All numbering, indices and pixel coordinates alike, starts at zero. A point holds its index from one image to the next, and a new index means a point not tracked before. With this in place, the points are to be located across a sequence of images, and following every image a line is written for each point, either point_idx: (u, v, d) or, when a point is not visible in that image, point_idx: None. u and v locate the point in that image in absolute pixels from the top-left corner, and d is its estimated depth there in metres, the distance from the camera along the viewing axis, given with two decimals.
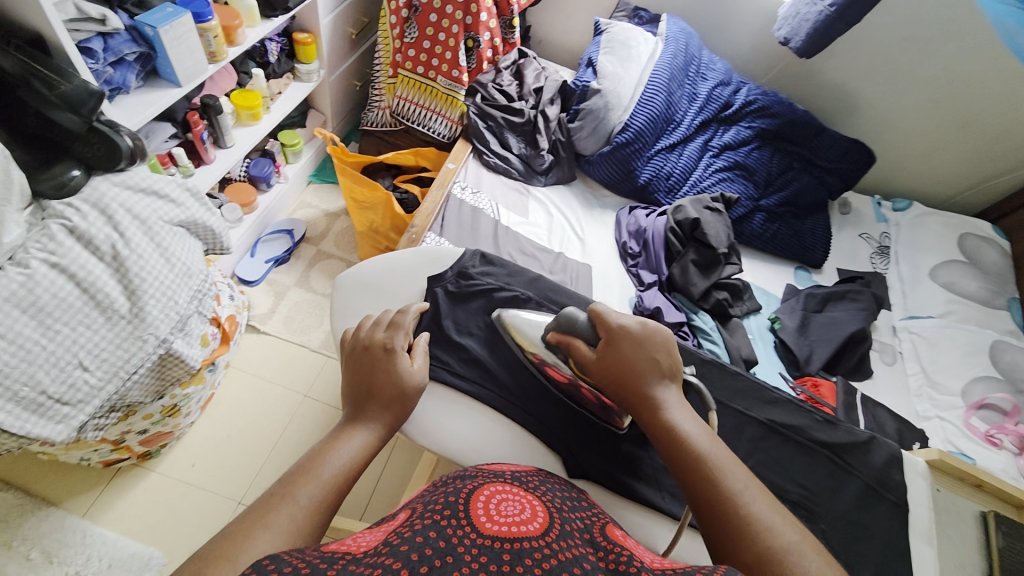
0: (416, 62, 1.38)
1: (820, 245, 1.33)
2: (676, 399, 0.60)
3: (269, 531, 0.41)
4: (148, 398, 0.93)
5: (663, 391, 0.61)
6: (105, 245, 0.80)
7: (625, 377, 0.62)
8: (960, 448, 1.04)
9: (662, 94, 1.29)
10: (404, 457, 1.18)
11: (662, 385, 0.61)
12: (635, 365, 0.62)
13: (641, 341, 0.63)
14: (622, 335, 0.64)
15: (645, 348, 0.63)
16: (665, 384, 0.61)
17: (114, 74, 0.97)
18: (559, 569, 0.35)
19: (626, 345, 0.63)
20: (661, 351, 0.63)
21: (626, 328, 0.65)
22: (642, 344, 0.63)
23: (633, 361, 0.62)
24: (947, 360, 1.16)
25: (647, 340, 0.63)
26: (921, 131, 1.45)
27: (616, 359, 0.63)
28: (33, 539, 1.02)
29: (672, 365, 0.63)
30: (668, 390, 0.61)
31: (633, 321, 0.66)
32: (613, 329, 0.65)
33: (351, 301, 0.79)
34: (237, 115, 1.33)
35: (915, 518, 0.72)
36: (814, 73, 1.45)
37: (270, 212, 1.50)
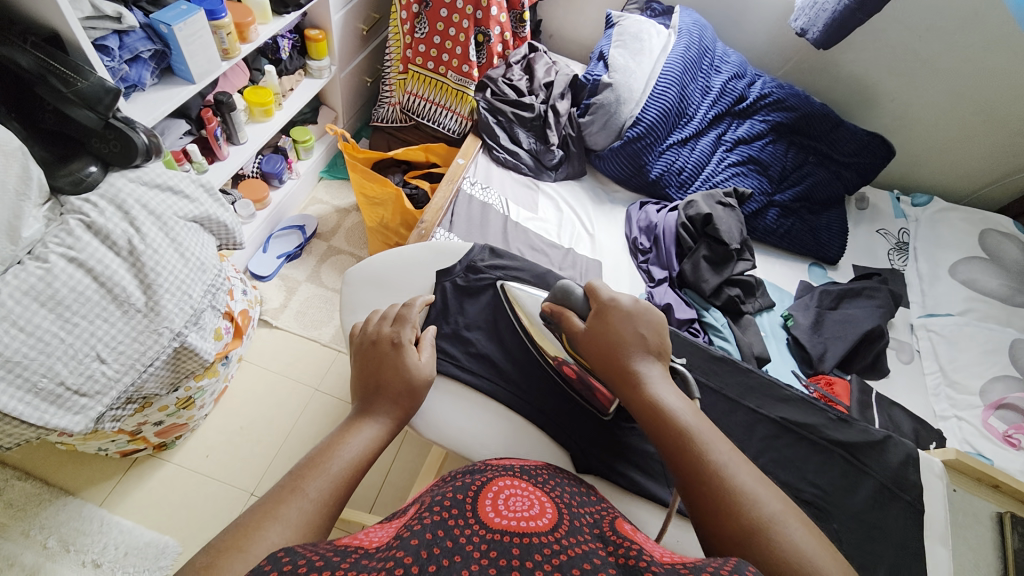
0: (427, 58, 1.38)
1: (836, 241, 1.30)
2: (660, 375, 0.59)
3: (279, 523, 0.42)
4: (164, 390, 0.95)
5: (648, 366, 0.60)
6: (122, 240, 0.81)
7: (610, 351, 0.61)
8: (978, 448, 1.02)
9: (675, 88, 1.27)
10: (413, 451, 1.19)
11: (647, 360, 0.60)
12: (620, 339, 0.61)
13: (630, 317, 0.63)
14: (611, 309, 0.64)
15: (632, 324, 0.62)
16: (650, 359, 0.61)
17: (129, 72, 0.99)
18: (569, 565, 0.35)
19: (612, 319, 0.63)
20: (648, 328, 0.62)
21: (617, 302, 0.64)
22: (630, 320, 0.63)
23: (619, 336, 0.62)
24: (967, 359, 1.13)
25: (636, 315, 0.63)
26: (942, 124, 1.41)
27: (603, 333, 0.62)
28: (52, 527, 1.04)
29: (659, 342, 0.62)
30: (654, 365, 0.60)
31: (626, 296, 0.65)
32: (604, 303, 0.65)
33: (361, 295, 0.80)
34: (250, 112, 1.35)
35: (931, 520, 0.71)
36: (832, 65, 1.42)
37: (282, 208, 1.52)
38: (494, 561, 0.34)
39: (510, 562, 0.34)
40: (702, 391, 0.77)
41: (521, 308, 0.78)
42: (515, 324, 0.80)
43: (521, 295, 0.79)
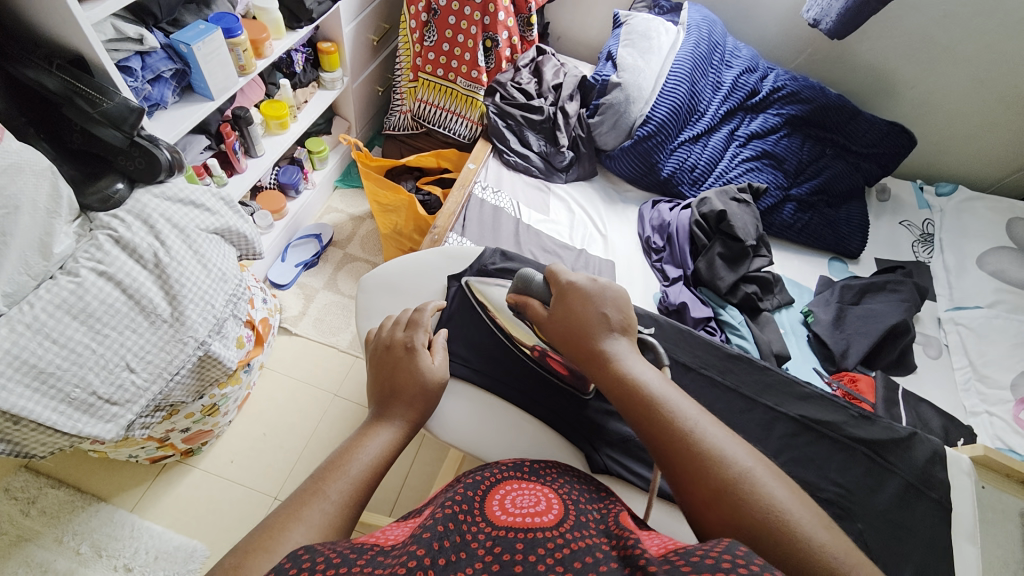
0: (436, 65, 1.40)
1: (857, 234, 1.27)
2: (626, 349, 0.59)
3: (302, 524, 0.43)
4: (190, 397, 0.98)
5: (613, 342, 0.60)
6: (148, 253, 0.84)
7: (574, 335, 0.62)
8: (1010, 444, 0.98)
9: (685, 85, 1.26)
10: (431, 454, 1.21)
11: (611, 337, 0.60)
12: (582, 320, 0.62)
13: (588, 297, 0.63)
14: (571, 292, 0.65)
15: (593, 303, 0.63)
16: (616, 336, 0.60)
17: (152, 91, 1.03)
18: (571, 558, 0.35)
19: (574, 300, 0.64)
20: (609, 307, 0.62)
21: (575, 284, 0.65)
22: (590, 300, 0.63)
23: (581, 317, 0.62)
24: (997, 352, 1.09)
25: (595, 296, 0.63)
26: (965, 112, 1.37)
27: (566, 316, 0.63)
28: (84, 533, 1.08)
29: (623, 318, 0.62)
30: (619, 341, 0.60)
31: (583, 277, 0.66)
32: (564, 286, 0.66)
33: (376, 301, 0.81)
34: (266, 125, 1.38)
35: (960, 519, 0.69)
36: (847, 55, 1.39)
37: (299, 217, 1.55)
38: (498, 558, 0.35)
39: (514, 558, 0.35)
40: (718, 390, 0.76)
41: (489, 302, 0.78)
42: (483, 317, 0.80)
43: (485, 286, 0.79)
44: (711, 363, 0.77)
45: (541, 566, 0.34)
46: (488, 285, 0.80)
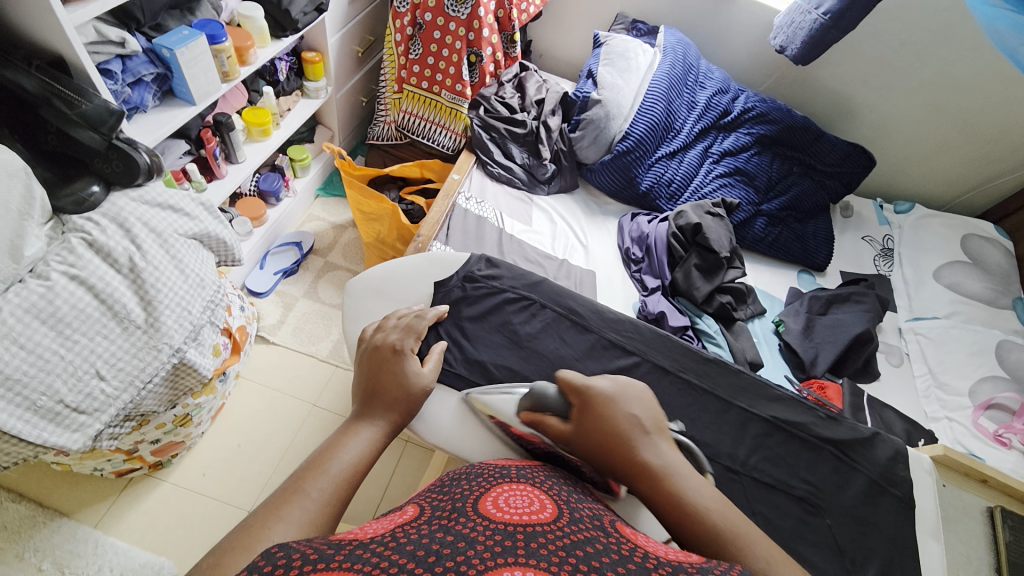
0: (421, 78, 1.42)
1: (823, 247, 1.34)
2: (668, 456, 0.56)
3: (284, 522, 0.43)
4: (162, 407, 0.95)
5: (654, 451, 0.56)
6: (122, 258, 0.83)
7: (612, 444, 0.56)
8: (970, 448, 1.04)
9: (662, 103, 1.32)
10: (412, 464, 1.19)
11: (652, 446, 0.56)
12: (618, 428, 0.57)
13: (615, 400, 0.60)
14: (597, 398, 0.60)
15: (622, 407, 0.59)
16: (654, 442, 0.57)
17: (132, 95, 1.01)
18: (572, 546, 0.36)
19: (603, 408, 0.59)
20: (638, 407, 0.60)
21: (595, 387, 0.61)
22: (617, 403, 0.60)
23: (614, 422, 0.58)
24: (954, 361, 1.16)
25: (621, 398, 0.60)
26: (919, 135, 1.46)
27: (598, 425, 0.58)
28: (46, 550, 1.03)
29: (653, 419, 0.60)
30: (659, 447, 0.57)
31: (601, 380, 0.63)
32: (585, 394, 0.61)
33: (361, 305, 0.81)
34: (248, 132, 1.37)
35: (920, 514, 0.73)
36: (811, 80, 1.48)
37: (279, 225, 1.54)
38: (499, 543, 0.35)
39: (516, 543, 0.35)
40: (695, 392, 0.78)
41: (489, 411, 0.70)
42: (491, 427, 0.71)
43: (487, 397, 0.71)
44: (688, 367, 0.79)
45: (543, 551, 0.34)
46: (492, 395, 0.71)
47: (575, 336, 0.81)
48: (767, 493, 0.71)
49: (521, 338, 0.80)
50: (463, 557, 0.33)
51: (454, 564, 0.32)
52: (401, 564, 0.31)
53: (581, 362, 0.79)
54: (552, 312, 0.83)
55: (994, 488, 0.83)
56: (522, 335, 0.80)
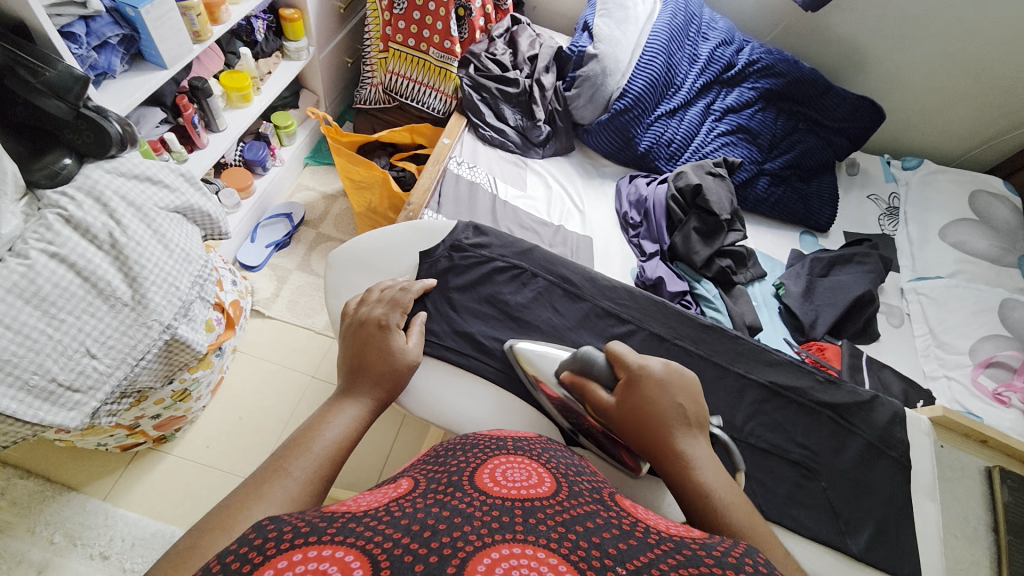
0: (407, 35, 1.33)
1: (827, 207, 1.30)
2: (701, 450, 0.55)
3: (265, 502, 0.42)
4: (158, 383, 0.94)
5: (691, 444, 0.55)
6: (103, 234, 0.80)
7: (651, 426, 0.56)
8: (967, 407, 1.05)
9: (662, 57, 1.25)
10: (413, 432, 1.21)
11: (687, 435, 0.56)
12: (659, 411, 0.57)
13: (664, 384, 0.59)
14: (644, 377, 0.59)
15: (668, 392, 0.58)
16: (691, 432, 0.56)
17: (99, 59, 0.95)
18: (571, 522, 0.33)
19: (649, 388, 0.58)
20: (684, 396, 0.59)
21: (648, 369, 0.60)
22: (665, 387, 0.59)
23: (659, 406, 0.57)
24: (956, 320, 1.14)
25: (670, 381, 0.59)
26: (932, 87, 1.39)
27: (641, 404, 0.57)
28: (57, 523, 1.05)
29: (697, 411, 0.59)
30: (696, 440, 0.56)
31: (655, 361, 0.61)
32: (634, 371, 0.60)
33: (346, 277, 0.79)
34: (227, 98, 1.31)
35: (914, 474, 0.74)
36: (821, 28, 1.39)
37: (268, 196, 1.49)
38: (497, 518, 0.32)
39: (514, 518, 0.32)
40: (692, 359, 0.76)
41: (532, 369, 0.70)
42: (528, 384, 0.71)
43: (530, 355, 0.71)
44: (686, 337, 0.78)
45: (543, 528, 0.32)
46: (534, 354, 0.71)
47: (568, 305, 0.80)
48: (762, 457, 0.71)
49: (513, 309, 0.78)
50: (460, 533, 0.30)
51: (452, 542, 0.29)
52: (394, 539, 0.29)
53: (573, 331, 0.78)
54: (547, 281, 0.81)
55: (995, 448, 0.85)
56: (513, 305, 0.79)
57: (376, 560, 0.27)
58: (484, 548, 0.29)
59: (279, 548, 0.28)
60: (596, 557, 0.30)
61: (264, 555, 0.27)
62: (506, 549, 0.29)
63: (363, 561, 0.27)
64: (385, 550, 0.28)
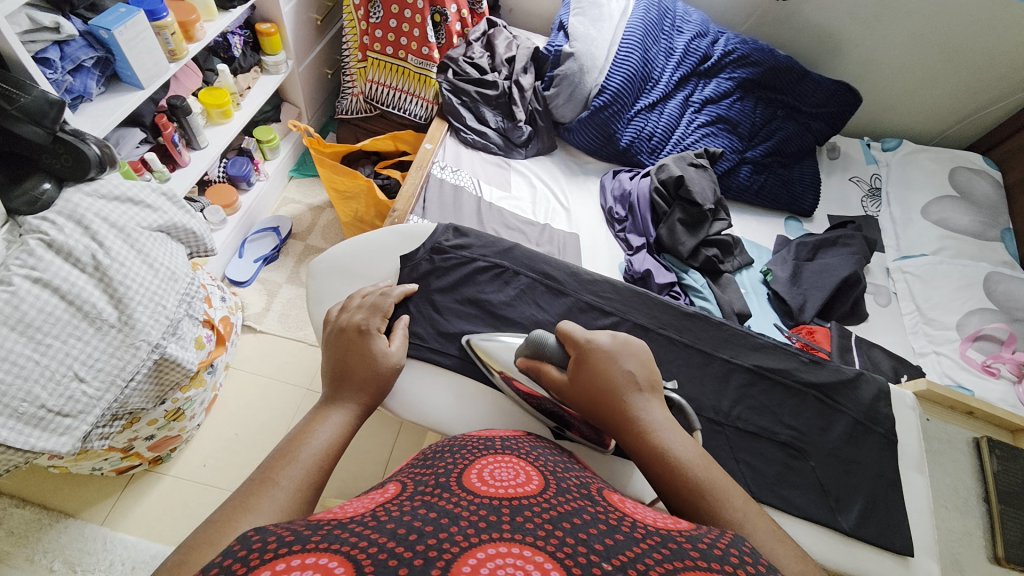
0: (385, 43, 1.34)
1: (810, 192, 1.31)
2: (656, 412, 0.56)
3: (252, 514, 0.42)
4: (151, 403, 0.94)
5: (644, 407, 0.56)
6: (85, 256, 0.80)
7: (603, 397, 0.57)
8: (958, 380, 1.06)
9: (638, 52, 1.26)
10: (411, 438, 1.21)
11: (640, 399, 0.57)
12: (609, 381, 0.57)
13: (612, 355, 0.59)
14: (591, 352, 0.59)
15: (617, 362, 0.58)
16: (644, 396, 0.57)
17: (74, 83, 0.95)
18: (558, 519, 0.33)
19: (597, 362, 0.58)
20: (634, 362, 0.59)
21: (594, 343, 0.60)
22: (614, 358, 0.59)
23: (608, 378, 0.57)
24: (941, 296, 1.16)
25: (618, 352, 0.60)
26: (906, 68, 1.41)
27: (591, 377, 0.58)
28: (56, 550, 1.04)
29: (649, 375, 0.59)
30: (649, 404, 0.57)
31: (601, 334, 0.62)
32: (582, 347, 0.60)
33: (327, 285, 0.79)
34: (208, 115, 1.31)
35: (903, 449, 0.75)
36: (794, 15, 1.41)
37: (254, 211, 1.49)
38: (484, 518, 0.32)
39: (500, 518, 0.32)
40: (677, 347, 0.77)
41: (490, 359, 0.70)
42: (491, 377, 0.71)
43: (487, 346, 0.71)
44: (671, 327, 0.78)
45: (529, 526, 0.32)
46: (490, 345, 0.71)
47: (551, 300, 0.80)
48: (751, 441, 0.71)
49: (497, 307, 0.79)
50: (446, 534, 0.30)
51: (437, 545, 0.29)
52: (379, 543, 0.29)
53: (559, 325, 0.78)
54: (531, 279, 0.82)
55: (983, 419, 0.86)
56: (496, 303, 0.79)
57: (360, 565, 0.27)
58: (470, 549, 0.29)
59: (262, 558, 0.28)
60: (582, 555, 0.30)
61: (247, 566, 0.27)
62: (492, 549, 0.29)
63: (348, 565, 0.27)
64: (370, 554, 0.28)
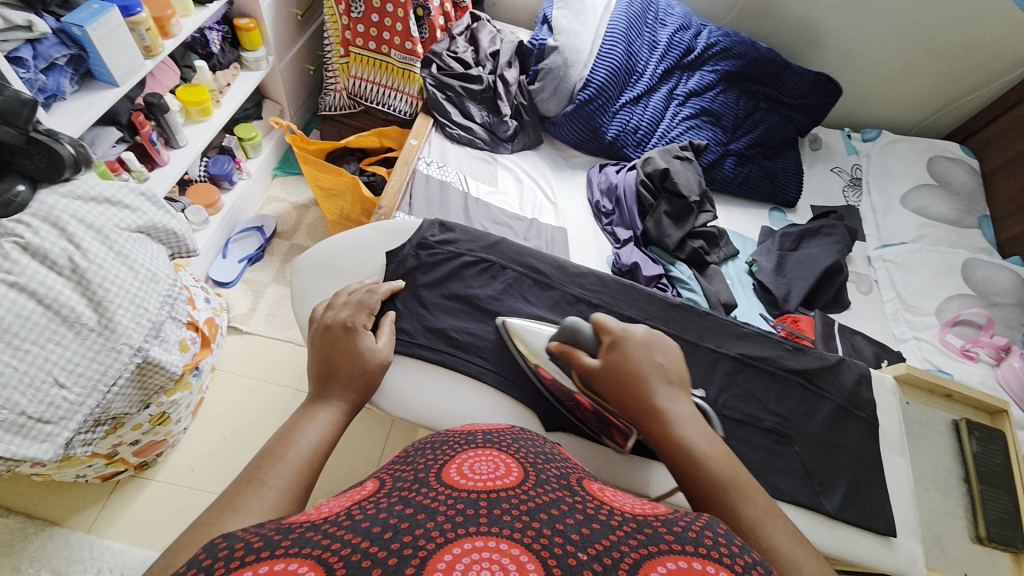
0: (367, 38, 1.31)
1: (792, 183, 1.33)
2: (683, 407, 0.57)
3: (240, 514, 0.42)
4: (134, 408, 0.92)
5: (672, 400, 0.57)
6: (62, 259, 0.78)
7: (634, 386, 0.58)
8: (937, 364, 1.09)
9: (622, 45, 1.26)
10: (402, 436, 1.21)
11: (668, 392, 0.58)
12: (641, 371, 0.59)
13: (645, 346, 0.61)
14: (626, 341, 0.61)
15: (650, 353, 0.60)
16: (672, 390, 0.58)
17: (47, 82, 0.92)
18: (535, 509, 0.33)
19: (631, 351, 0.60)
20: (664, 357, 0.61)
21: (629, 333, 0.62)
22: (647, 350, 0.61)
23: (641, 367, 0.59)
24: (921, 283, 1.19)
25: (651, 345, 0.62)
26: (884, 60, 1.44)
27: (624, 365, 0.59)
28: (42, 559, 1.02)
29: (678, 371, 0.61)
30: (677, 398, 0.58)
31: (636, 327, 0.64)
32: (618, 336, 0.62)
33: (312, 283, 0.78)
34: (186, 113, 1.28)
35: (884, 432, 0.77)
36: (774, 8, 1.42)
37: (237, 211, 1.47)
38: (461, 512, 0.32)
39: (478, 511, 0.32)
40: (664, 338, 0.78)
41: (523, 344, 0.72)
42: (519, 360, 0.73)
43: (523, 332, 0.72)
44: (657, 318, 0.79)
45: (506, 518, 0.32)
46: (525, 332, 0.72)
47: (538, 294, 0.80)
48: (737, 428, 0.72)
49: (484, 302, 0.79)
50: (421, 531, 0.30)
51: (412, 542, 0.29)
52: (351, 546, 0.28)
53: (546, 319, 0.78)
54: (519, 273, 0.82)
55: (961, 402, 0.88)
56: (483, 298, 0.79)
57: (331, 568, 0.26)
58: (445, 544, 0.29)
59: (230, 565, 0.27)
60: (557, 545, 0.30)
61: (214, 574, 0.27)
62: (468, 543, 0.29)
63: (319, 569, 0.26)
64: (341, 557, 0.27)
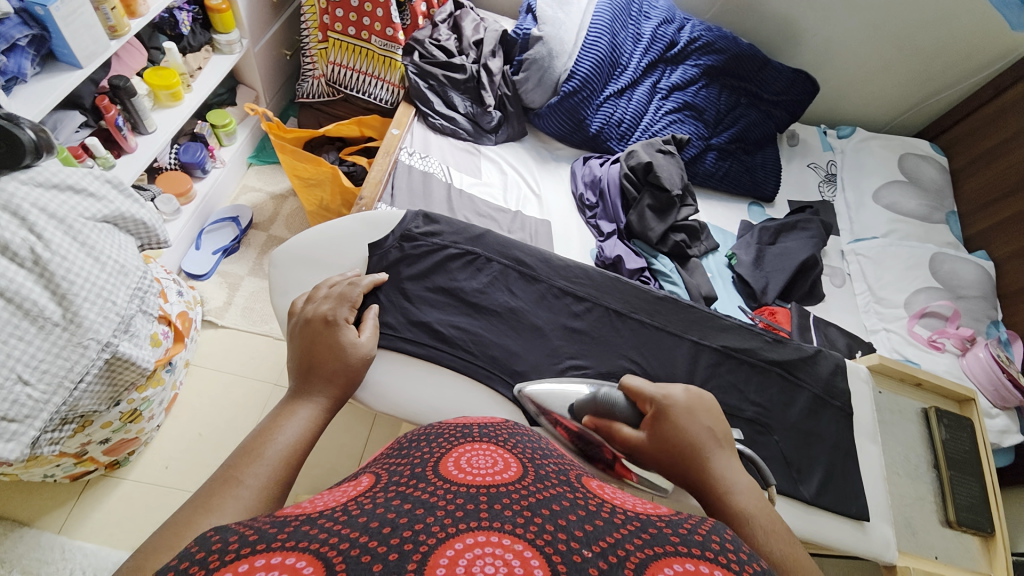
0: (347, 23, 1.28)
1: (771, 178, 1.36)
2: (737, 479, 0.52)
3: (215, 514, 0.40)
4: (103, 405, 0.89)
5: (723, 471, 0.53)
6: (24, 250, 0.74)
7: (681, 458, 0.54)
8: (906, 355, 1.13)
9: (607, 37, 1.25)
10: (385, 431, 1.20)
11: (717, 463, 0.53)
12: (688, 440, 0.55)
13: (690, 411, 0.57)
14: (667, 407, 0.58)
15: (694, 418, 0.57)
16: (721, 459, 0.54)
17: (7, 63, 0.86)
18: (537, 505, 0.33)
19: (673, 418, 0.57)
20: (710, 419, 0.57)
21: (671, 397, 0.59)
22: (690, 414, 0.57)
23: (686, 436, 0.55)
24: (891, 276, 1.23)
25: (695, 408, 0.58)
26: (860, 58, 1.47)
27: (671, 435, 0.55)
28: (9, 561, 0.98)
29: (725, 433, 0.57)
30: (728, 468, 0.53)
31: (676, 389, 0.60)
32: (657, 402, 0.58)
33: (292, 275, 0.76)
34: (154, 97, 1.22)
35: (857, 420, 0.79)
36: (755, 4, 1.44)
37: (210, 200, 1.42)
38: (461, 507, 0.32)
39: (479, 506, 0.32)
40: (648, 331, 0.79)
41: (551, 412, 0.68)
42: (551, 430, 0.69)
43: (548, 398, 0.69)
44: (641, 311, 0.80)
45: (508, 513, 0.32)
46: (551, 398, 0.69)
47: (524, 287, 0.80)
48: None
49: (470, 295, 0.78)
50: (421, 525, 0.30)
51: (413, 537, 0.28)
52: (350, 539, 0.28)
53: (531, 312, 0.78)
54: (504, 266, 0.81)
55: (929, 390, 0.92)
56: (468, 291, 0.78)
57: (330, 561, 0.26)
58: (447, 539, 0.29)
59: (224, 559, 0.26)
60: (561, 541, 0.30)
61: (207, 569, 0.26)
62: (470, 539, 0.29)
63: (316, 563, 0.26)
64: (340, 550, 0.27)
